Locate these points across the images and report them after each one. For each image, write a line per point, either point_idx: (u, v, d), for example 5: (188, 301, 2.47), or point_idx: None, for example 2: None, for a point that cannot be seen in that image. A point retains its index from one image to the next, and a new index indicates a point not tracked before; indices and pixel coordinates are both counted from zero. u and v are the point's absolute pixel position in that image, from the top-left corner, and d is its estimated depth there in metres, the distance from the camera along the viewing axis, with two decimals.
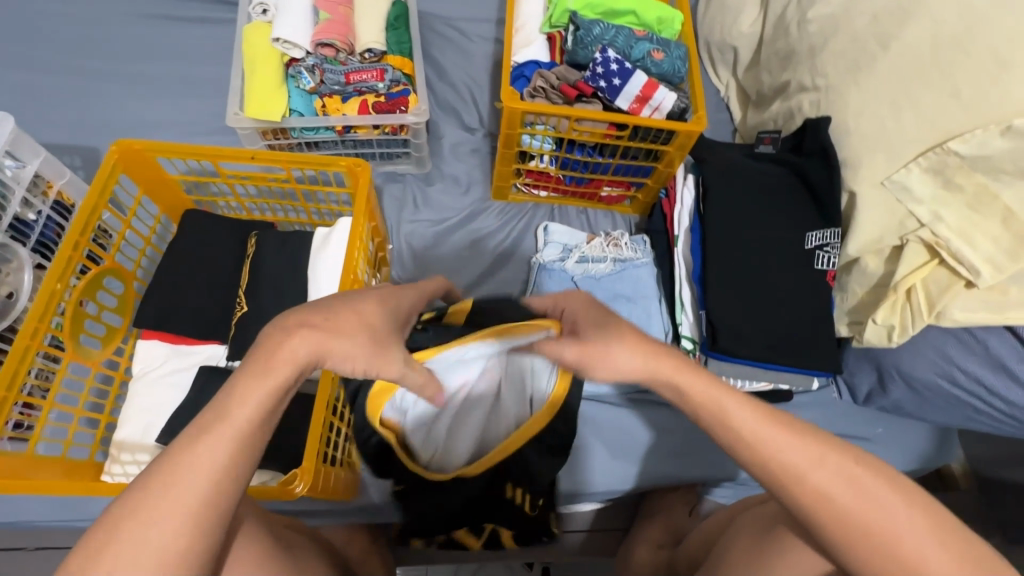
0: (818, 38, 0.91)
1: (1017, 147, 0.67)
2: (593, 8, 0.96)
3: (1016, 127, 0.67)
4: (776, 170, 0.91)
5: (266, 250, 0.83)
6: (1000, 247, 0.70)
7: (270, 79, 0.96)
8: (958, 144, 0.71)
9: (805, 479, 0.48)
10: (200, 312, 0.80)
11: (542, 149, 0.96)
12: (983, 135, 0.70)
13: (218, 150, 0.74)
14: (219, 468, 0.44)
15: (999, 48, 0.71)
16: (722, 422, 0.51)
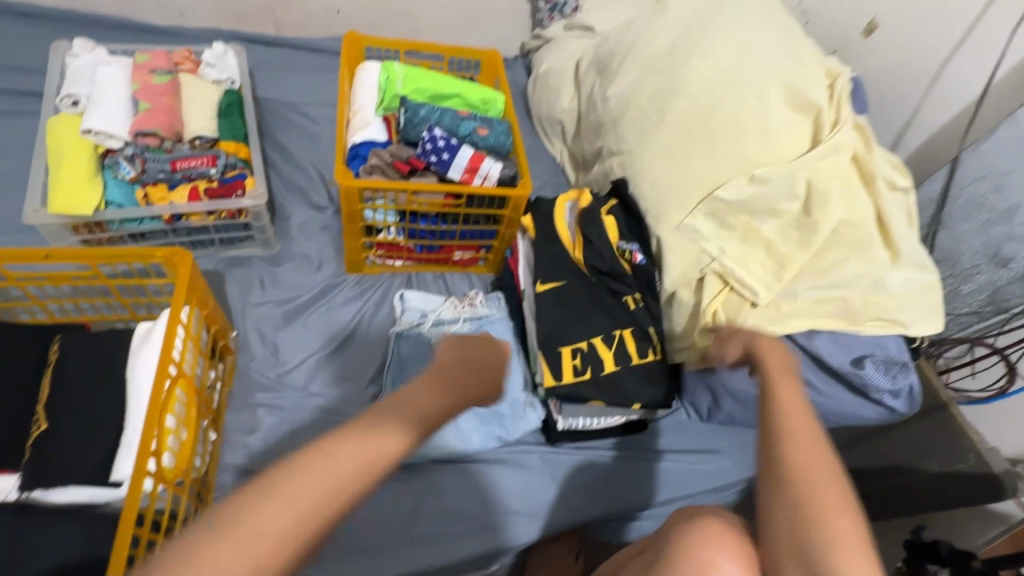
0: (617, 113, 1.05)
1: (759, 191, 0.85)
2: (421, 92, 1.05)
3: (757, 176, 0.85)
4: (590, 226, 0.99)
5: (73, 356, 0.74)
6: (767, 271, 0.84)
7: (80, 171, 0.90)
8: (722, 192, 0.87)
9: (794, 444, 0.54)
10: None
11: (387, 222, 0.99)
12: (738, 184, 0.87)
13: (2, 252, 0.66)
14: (315, 494, 0.41)
15: (736, 117, 0.91)
16: (785, 438, 0.55)
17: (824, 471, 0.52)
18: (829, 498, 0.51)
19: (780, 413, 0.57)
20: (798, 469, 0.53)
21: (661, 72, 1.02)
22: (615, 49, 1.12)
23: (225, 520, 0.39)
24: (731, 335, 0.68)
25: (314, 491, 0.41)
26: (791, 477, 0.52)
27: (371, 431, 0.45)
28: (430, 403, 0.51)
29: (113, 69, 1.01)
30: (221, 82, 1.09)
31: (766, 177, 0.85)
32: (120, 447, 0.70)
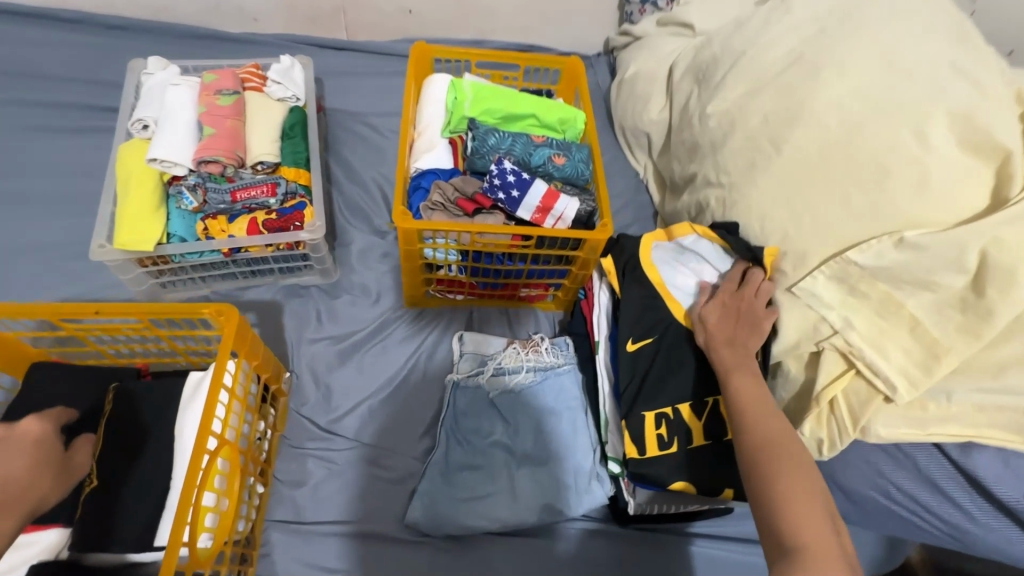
0: (718, 135, 0.89)
1: (912, 259, 0.66)
2: (492, 114, 0.94)
3: (908, 240, 0.66)
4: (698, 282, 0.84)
5: (129, 406, 0.72)
6: (912, 358, 0.66)
7: (145, 201, 0.88)
8: (856, 254, 0.69)
9: (770, 439, 0.65)
10: None
11: (447, 261, 0.90)
12: (878, 247, 0.68)
13: (53, 308, 0.64)
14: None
15: (878, 153, 0.72)
16: (757, 419, 0.67)
17: (792, 446, 0.64)
18: (792, 461, 0.63)
19: (748, 404, 0.68)
20: (774, 440, 0.64)
21: (782, 87, 0.83)
22: (722, 54, 0.94)
23: None
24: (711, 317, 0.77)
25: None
26: (765, 441, 0.64)
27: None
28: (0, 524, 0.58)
29: (182, 91, 0.99)
30: (287, 100, 1.04)
31: (920, 243, 0.66)
32: (166, 511, 0.68)
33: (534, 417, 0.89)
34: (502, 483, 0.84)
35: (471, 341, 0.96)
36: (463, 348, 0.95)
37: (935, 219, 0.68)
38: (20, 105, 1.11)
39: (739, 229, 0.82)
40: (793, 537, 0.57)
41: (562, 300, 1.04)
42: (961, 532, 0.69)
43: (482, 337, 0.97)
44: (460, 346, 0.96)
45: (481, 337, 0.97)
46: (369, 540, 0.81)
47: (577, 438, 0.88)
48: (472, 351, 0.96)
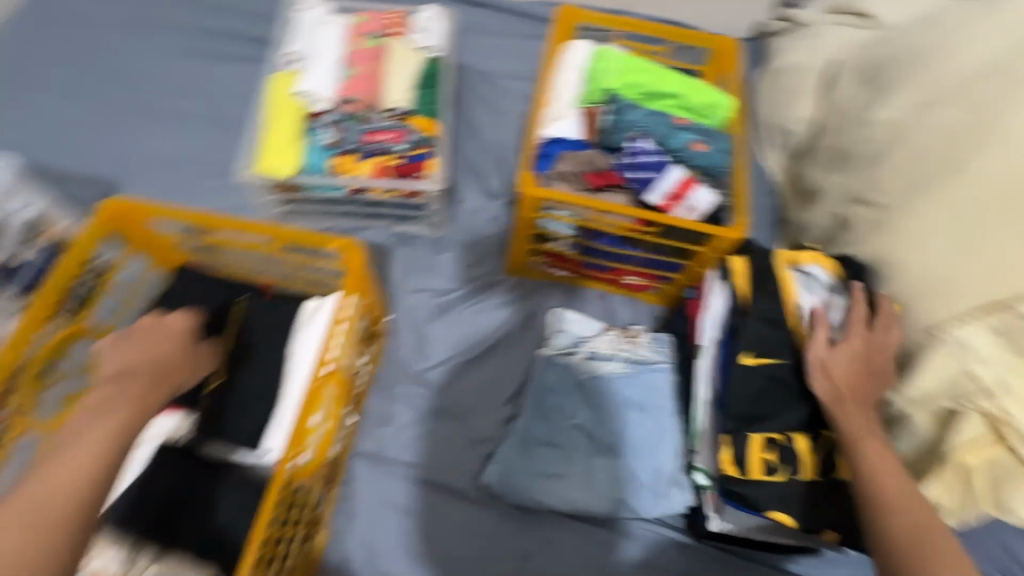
0: (878, 149, 0.82)
1: None
2: (634, 88, 0.89)
3: None
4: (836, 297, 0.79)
5: (254, 319, 0.78)
6: None
7: (287, 132, 0.93)
8: None
9: (909, 514, 0.63)
10: None
11: (560, 234, 0.88)
12: None
13: (212, 216, 0.71)
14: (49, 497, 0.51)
15: None
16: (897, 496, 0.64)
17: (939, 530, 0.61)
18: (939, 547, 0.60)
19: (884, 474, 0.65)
20: (924, 522, 0.62)
21: (964, 105, 0.75)
22: (895, 58, 0.85)
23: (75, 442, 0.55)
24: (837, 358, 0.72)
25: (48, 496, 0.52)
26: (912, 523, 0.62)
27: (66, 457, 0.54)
28: (151, 395, 0.61)
29: (332, 29, 1.02)
30: (425, 50, 1.04)
31: None
32: (272, 421, 0.73)
33: (620, 409, 0.86)
34: (578, 467, 0.83)
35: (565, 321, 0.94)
36: (558, 325, 0.94)
37: None
38: None
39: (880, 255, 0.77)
40: None
41: (662, 298, 1.00)
42: None
43: (580, 319, 0.94)
44: (556, 324, 0.94)
45: (579, 318, 0.94)
46: (442, 490, 0.83)
47: (663, 438, 0.84)
48: (568, 331, 0.93)
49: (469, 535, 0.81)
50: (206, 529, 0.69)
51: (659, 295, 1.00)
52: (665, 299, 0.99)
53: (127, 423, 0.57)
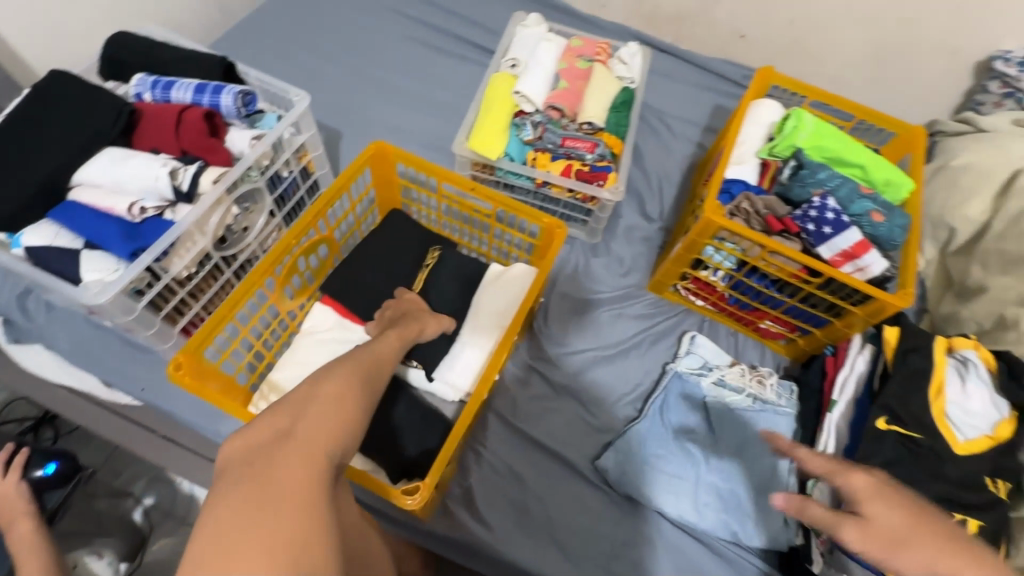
0: None
1: None
2: (821, 151, 0.95)
3: None
4: (992, 394, 0.80)
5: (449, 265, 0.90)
6: None
7: (498, 121, 1.07)
8: None
9: None
10: (365, 297, 0.88)
11: (720, 265, 0.95)
12: None
13: (447, 173, 0.84)
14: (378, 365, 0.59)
15: None
16: None
17: None
18: None
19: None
20: None
21: None
22: None
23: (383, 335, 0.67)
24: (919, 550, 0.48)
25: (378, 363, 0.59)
26: None
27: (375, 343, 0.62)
28: (415, 327, 0.71)
29: (551, 46, 1.17)
30: (623, 79, 1.18)
31: None
32: (447, 355, 0.84)
33: (740, 439, 0.91)
34: (689, 479, 0.88)
35: (697, 344, 1.01)
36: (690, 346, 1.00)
37: None
38: (416, 17, 1.39)
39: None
40: None
41: (792, 350, 1.03)
42: None
43: (711, 348, 1.00)
44: (690, 344, 1.01)
45: (710, 346, 1.00)
46: (562, 464, 0.91)
47: (777, 478, 0.87)
48: (700, 355, 1.00)
49: (579, 510, 0.87)
50: (377, 427, 0.78)
51: (788, 348, 1.04)
52: (795, 354, 1.03)
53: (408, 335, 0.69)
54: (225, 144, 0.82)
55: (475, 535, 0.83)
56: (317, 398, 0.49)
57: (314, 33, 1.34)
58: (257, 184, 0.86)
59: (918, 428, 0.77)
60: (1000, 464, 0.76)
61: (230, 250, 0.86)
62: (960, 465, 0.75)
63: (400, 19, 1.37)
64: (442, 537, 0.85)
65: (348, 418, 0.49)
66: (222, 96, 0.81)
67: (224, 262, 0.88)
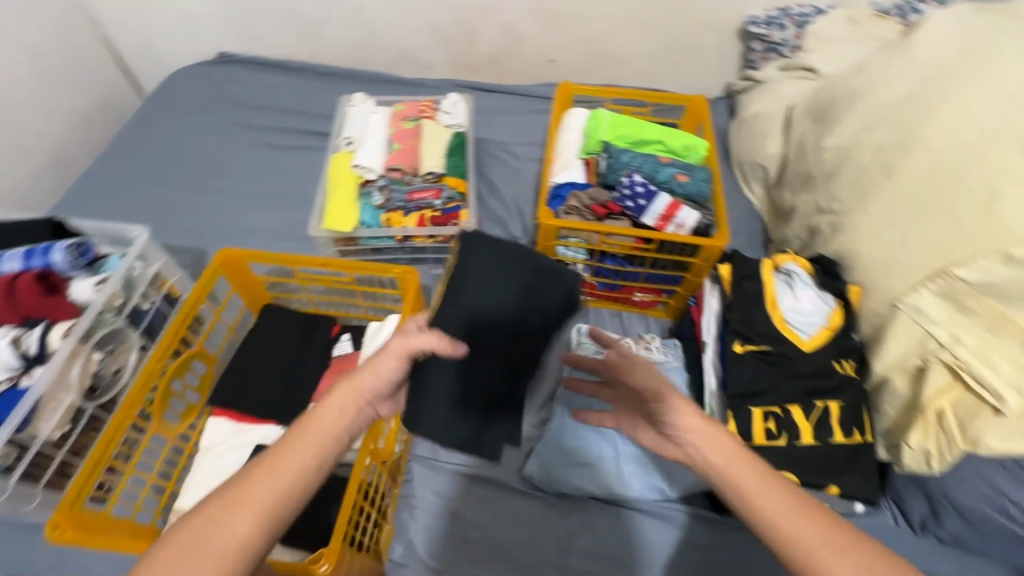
0: (832, 167, 0.99)
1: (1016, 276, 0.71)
2: (623, 139, 1.10)
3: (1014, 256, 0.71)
4: (819, 292, 0.91)
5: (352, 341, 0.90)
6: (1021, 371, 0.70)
7: (347, 196, 1.15)
8: (961, 271, 0.75)
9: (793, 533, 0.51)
10: (256, 395, 0.91)
11: (575, 259, 1.05)
12: (985, 265, 0.73)
13: (297, 257, 0.90)
14: (311, 449, 0.57)
15: (985, 182, 0.78)
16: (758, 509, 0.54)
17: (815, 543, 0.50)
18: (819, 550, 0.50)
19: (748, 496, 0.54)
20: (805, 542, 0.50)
21: (896, 124, 0.91)
22: (838, 96, 1.05)
23: (325, 412, 0.60)
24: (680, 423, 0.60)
25: (311, 447, 0.57)
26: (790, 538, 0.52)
27: (319, 411, 0.60)
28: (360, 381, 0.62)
29: (378, 117, 1.27)
30: (452, 126, 1.29)
31: None
32: None
33: None
34: (606, 461, 0.94)
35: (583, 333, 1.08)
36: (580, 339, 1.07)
37: None
38: (255, 126, 1.46)
39: (845, 249, 0.91)
40: None
41: (670, 312, 1.13)
42: None
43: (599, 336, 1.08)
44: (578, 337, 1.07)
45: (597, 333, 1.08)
46: (493, 486, 0.94)
47: None
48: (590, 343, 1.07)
49: (520, 523, 0.91)
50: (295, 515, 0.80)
51: (665, 310, 1.14)
52: (672, 314, 1.13)
53: (346, 409, 0.61)
54: (69, 297, 0.83)
55: None
56: (198, 540, 0.50)
57: (160, 168, 1.39)
58: (116, 324, 0.86)
59: (764, 343, 0.88)
60: (842, 345, 0.87)
61: (104, 397, 0.85)
62: (808, 360, 0.86)
63: (244, 133, 1.45)
64: None
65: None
66: (53, 254, 0.84)
67: (102, 410, 0.87)
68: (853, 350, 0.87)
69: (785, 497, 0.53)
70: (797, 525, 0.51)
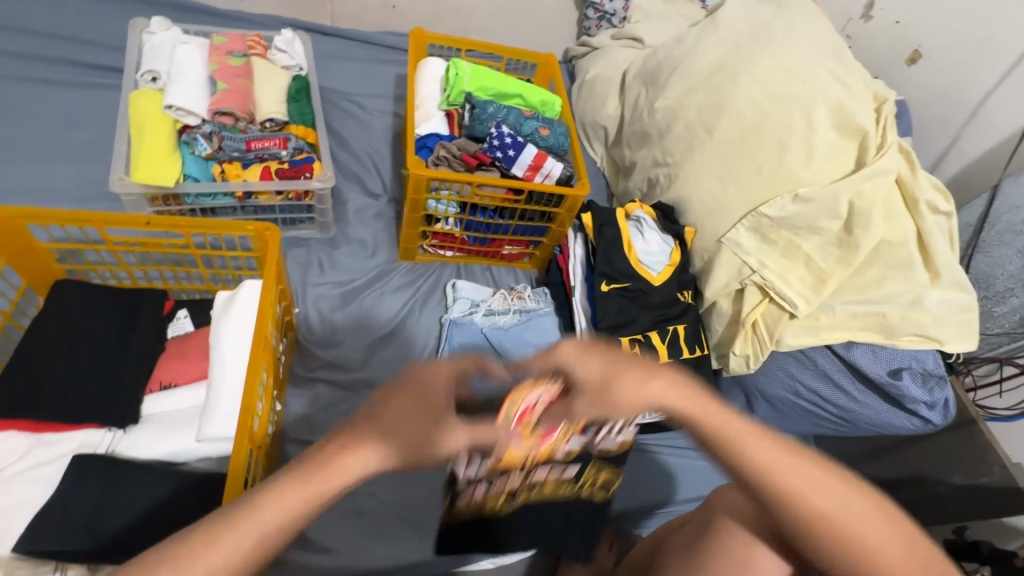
0: (664, 125, 1.12)
1: (804, 210, 0.90)
2: (485, 90, 1.09)
3: (801, 195, 0.91)
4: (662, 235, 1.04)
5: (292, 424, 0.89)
6: (807, 284, 0.90)
7: (161, 144, 0.94)
8: (767, 209, 0.93)
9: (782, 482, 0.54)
10: (60, 394, 0.71)
11: (447, 213, 1.03)
12: (782, 202, 0.92)
13: (108, 216, 0.71)
14: (296, 512, 0.45)
15: (778, 137, 0.97)
16: (741, 455, 0.54)
17: (802, 481, 0.54)
18: (815, 490, 0.53)
19: (729, 451, 0.54)
20: (797, 487, 0.53)
21: (711, 88, 1.08)
22: (665, 62, 1.19)
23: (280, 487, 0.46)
24: (628, 392, 0.53)
25: (294, 508, 0.45)
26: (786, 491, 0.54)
27: (323, 472, 0.46)
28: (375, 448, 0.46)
29: (192, 49, 1.05)
30: (291, 68, 1.12)
31: (810, 197, 0.90)
32: (206, 411, 0.73)
33: (521, 349, 1.03)
34: None
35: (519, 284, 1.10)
36: (457, 292, 1.07)
37: (820, 181, 0.93)
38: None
39: (680, 197, 1.06)
40: (814, 520, 0.53)
41: (536, 264, 1.18)
42: (847, 412, 0.92)
43: (476, 292, 1.08)
44: (455, 292, 1.07)
45: (474, 288, 1.09)
46: None
47: None
48: (466, 298, 1.07)
49: (413, 483, 0.88)
50: (142, 533, 0.65)
51: (529, 264, 1.19)
52: (540, 268, 1.19)
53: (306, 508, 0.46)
54: None
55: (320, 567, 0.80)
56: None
57: None
58: None
59: (625, 280, 0.98)
60: (683, 277, 1.01)
61: None
62: (660, 291, 0.99)
63: None
64: None
65: None
66: None
67: None
68: (690, 280, 1.02)
69: (769, 442, 0.55)
70: (785, 465, 0.54)
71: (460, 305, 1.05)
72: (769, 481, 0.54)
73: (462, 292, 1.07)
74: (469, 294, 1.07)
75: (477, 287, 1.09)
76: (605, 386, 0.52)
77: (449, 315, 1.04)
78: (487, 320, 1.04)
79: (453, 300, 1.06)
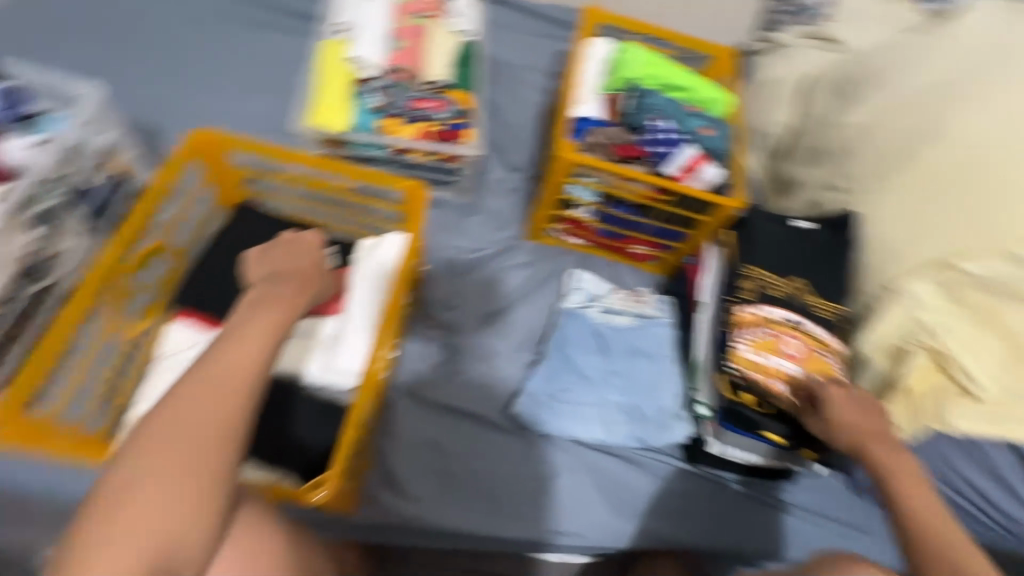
0: (849, 142, 0.97)
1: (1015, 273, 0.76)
2: (654, 79, 1.03)
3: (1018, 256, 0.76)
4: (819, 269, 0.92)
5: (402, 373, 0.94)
6: (997, 364, 0.77)
7: (339, 95, 1.02)
8: (966, 265, 0.78)
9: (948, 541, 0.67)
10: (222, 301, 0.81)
11: (586, 200, 1.00)
12: (987, 261, 0.78)
13: (290, 153, 0.78)
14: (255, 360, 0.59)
15: (1000, 182, 0.81)
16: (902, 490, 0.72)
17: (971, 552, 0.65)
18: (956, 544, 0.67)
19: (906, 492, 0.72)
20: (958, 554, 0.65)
21: (920, 109, 0.91)
22: (867, 72, 1.03)
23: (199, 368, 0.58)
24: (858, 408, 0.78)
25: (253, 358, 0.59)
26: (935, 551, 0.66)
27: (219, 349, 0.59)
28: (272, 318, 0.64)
29: (378, 5, 1.10)
30: (461, 32, 1.14)
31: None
32: (336, 346, 0.80)
33: (631, 355, 0.98)
34: (591, 410, 0.93)
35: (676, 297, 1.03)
36: (577, 281, 1.05)
37: None
38: None
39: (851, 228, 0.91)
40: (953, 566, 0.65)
41: (664, 268, 1.12)
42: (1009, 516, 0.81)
43: (597, 285, 1.05)
44: (575, 280, 1.05)
45: (595, 281, 1.06)
46: (476, 422, 0.92)
47: (667, 383, 0.95)
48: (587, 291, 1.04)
49: (499, 459, 0.90)
50: None
51: (654, 268, 1.13)
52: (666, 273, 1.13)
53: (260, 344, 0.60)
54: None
55: (403, 511, 0.85)
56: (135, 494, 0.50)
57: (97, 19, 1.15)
58: None
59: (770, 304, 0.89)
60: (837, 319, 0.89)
61: None
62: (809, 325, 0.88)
63: None
64: (371, 523, 0.85)
65: (150, 531, 0.49)
66: None
67: None
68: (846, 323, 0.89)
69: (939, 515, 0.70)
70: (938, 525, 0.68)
71: (577, 297, 1.03)
72: (928, 538, 0.68)
73: (583, 283, 1.05)
74: (589, 287, 1.05)
75: (599, 281, 1.06)
76: (921, 522, 0.69)
77: (565, 303, 1.03)
78: (603, 317, 1.01)
79: (573, 289, 1.04)
